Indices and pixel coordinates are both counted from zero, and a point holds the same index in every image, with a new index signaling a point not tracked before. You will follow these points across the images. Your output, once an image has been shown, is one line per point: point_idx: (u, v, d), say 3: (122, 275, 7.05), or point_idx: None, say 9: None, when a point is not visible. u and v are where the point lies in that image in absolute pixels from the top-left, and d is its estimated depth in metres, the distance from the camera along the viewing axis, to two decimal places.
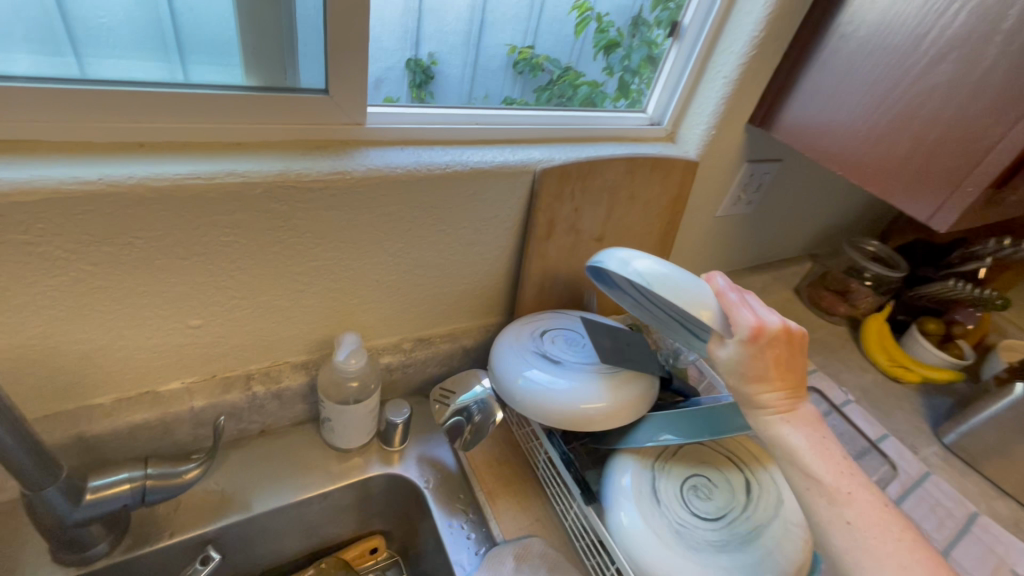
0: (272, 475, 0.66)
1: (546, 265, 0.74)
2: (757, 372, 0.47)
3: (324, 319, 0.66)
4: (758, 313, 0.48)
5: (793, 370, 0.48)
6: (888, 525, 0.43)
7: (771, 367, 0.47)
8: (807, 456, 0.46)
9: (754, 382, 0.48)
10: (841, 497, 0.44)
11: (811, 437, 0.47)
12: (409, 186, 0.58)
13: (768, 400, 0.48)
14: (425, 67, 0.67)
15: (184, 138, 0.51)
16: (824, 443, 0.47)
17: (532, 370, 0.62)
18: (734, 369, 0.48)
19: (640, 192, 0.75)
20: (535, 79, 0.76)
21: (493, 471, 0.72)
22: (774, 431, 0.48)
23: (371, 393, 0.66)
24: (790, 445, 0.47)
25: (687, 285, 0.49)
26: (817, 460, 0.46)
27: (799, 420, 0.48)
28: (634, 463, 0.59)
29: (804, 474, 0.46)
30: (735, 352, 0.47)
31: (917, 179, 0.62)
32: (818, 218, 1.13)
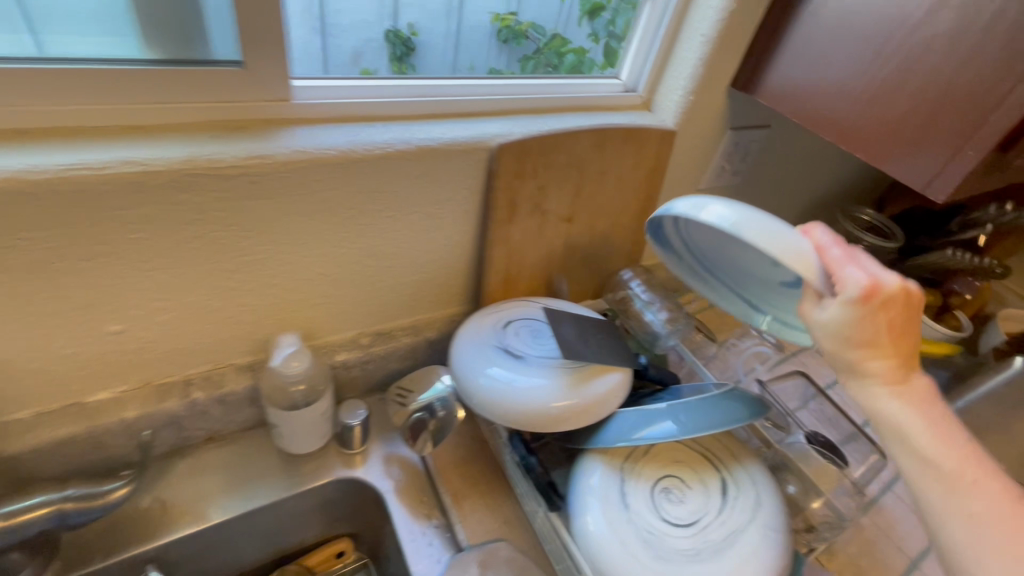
0: (222, 484, 0.62)
1: (510, 250, 0.68)
2: (864, 338, 0.43)
3: (266, 317, 0.60)
4: (867, 269, 0.42)
5: (906, 342, 0.43)
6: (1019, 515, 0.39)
7: (883, 333, 0.42)
8: (919, 433, 0.42)
9: (856, 349, 0.43)
10: (964, 484, 0.41)
11: (925, 415, 0.43)
12: (347, 169, 0.52)
13: (871, 367, 0.43)
14: (406, 39, 0.65)
15: (91, 122, 0.45)
16: (942, 424, 0.43)
17: (491, 367, 0.58)
18: (824, 329, 0.43)
19: (612, 167, 0.69)
20: (521, 48, 0.73)
21: (460, 471, 0.68)
22: (881, 403, 0.44)
23: (319, 396, 0.62)
24: (896, 419, 0.43)
25: (783, 235, 0.42)
26: (930, 442, 0.42)
27: (911, 392, 0.43)
28: (603, 465, 0.54)
29: (915, 452, 0.42)
30: (837, 314, 0.42)
31: (916, 147, 0.56)
32: (810, 188, 1.07)
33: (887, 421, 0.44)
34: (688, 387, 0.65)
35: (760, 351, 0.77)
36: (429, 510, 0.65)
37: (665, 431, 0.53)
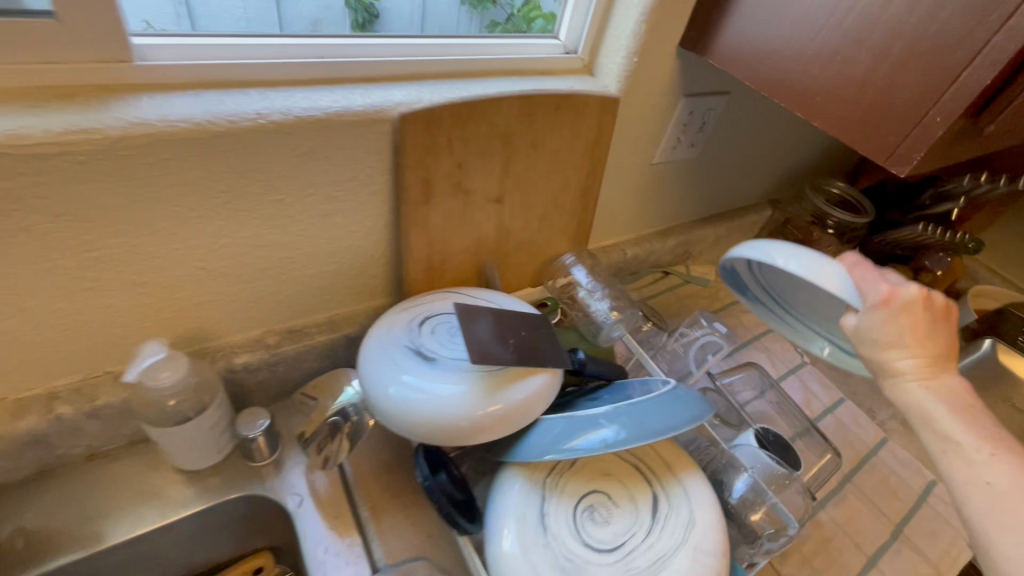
0: (105, 507, 0.55)
1: (431, 235, 0.60)
2: (891, 338, 0.45)
3: (139, 320, 0.52)
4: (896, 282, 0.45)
5: (938, 337, 0.46)
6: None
7: (908, 333, 0.45)
8: (943, 418, 0.44)
9: (889, 349, 0.45)
10: (981, 461, 0.42)
11: (955, 404, 0.44)
12: (206, 145, 0.43)
13: (904, 365, 0.45)
14: (368, 6, 0.59)
15: None
16: (967, 406, 0.44)
17: (398, 372, 0.50)
18: (868, 341, 0.46)
19: (544, 139, 0.61)
20: (488, 14, 0.66)
21: (380, 483, 0.61)
22: (908, 395, 0.45)
23: (206, 407, 0.54)
24: (927, 408, 0.45)
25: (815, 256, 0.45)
26: (959, 426, 0.43)
27: (910, 386, 0.45)
28: (525, 481, 0.48)
29: (945, 439, 0.44)
30: (867, 320, 0.45)
31: (879, 115, 0.49)
32: (777, 160, 0.99)
33: (915, 412, 0.45)
34: (631, 383, 0.59)
35: (711, 340, 0.69)
36: (342, 526, 0.57)
37: (594, 443, 0.47)
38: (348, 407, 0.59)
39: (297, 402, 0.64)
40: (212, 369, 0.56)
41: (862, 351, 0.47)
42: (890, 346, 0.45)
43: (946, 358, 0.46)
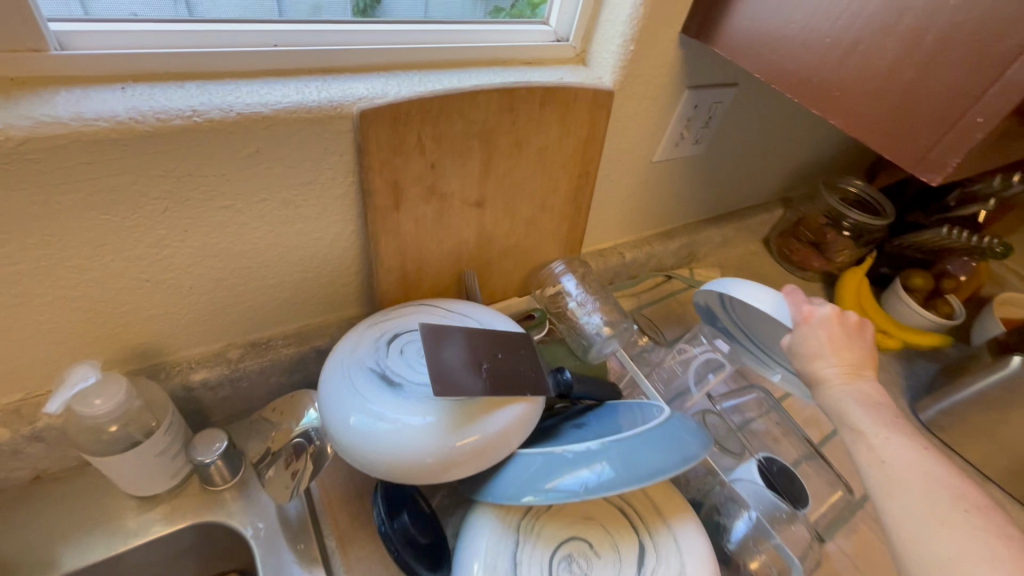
0: (48, 537, 0.51)
1: (404, 242, 0.55)
2: (813, 347, 0.49)
3: (78, 336, 0.47)
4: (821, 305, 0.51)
5: (855, 346, 0.49)
6: (932, 466, 0.41)
7: (828, 343, 0.48)
8: (852, 408, 0.46)
9: (813, 358, 0.49)
10: (880, 443, 0.43)
11: (867, 400, 0.46)
12: (136, 147, 0.39)
13: (824, 369, 0.48)
14: None
15: None
16: (880, 405, 0.46)
17: (359, 400, 0.45)
18: (801, 353, 0.49)
19: (529, 138, 0.55)
20: None
21: (349, 510, 0.56)
22: (828, 396, 0.48)
23: (151, 432, 0.49)
24: (839, 403, 0.47)
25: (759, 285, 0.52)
26: (867, 418, 0.45)
27: (828, 386, 0.48)
28: (496, 524, 0.43)
29: (851, 428, 0.45)
30: (797, 336, 0.50)
31: (905, 115, 0.42)
32: (790, 156, 0.92)
33: (833, 410, 0.47)
34: (623, 408, 0.53)
35: (711, 358, 0.65)
36: (304, 558, 0.53)
37: (575, 485, 0.41)
38: (314, 427, 0.55)
39: (252, 419, 0.59)
40: (161, 390, 0.51)
41: (797, 369, 0.51)
42: (817, 357, 0.48)
43: (864, 367, 0.48)
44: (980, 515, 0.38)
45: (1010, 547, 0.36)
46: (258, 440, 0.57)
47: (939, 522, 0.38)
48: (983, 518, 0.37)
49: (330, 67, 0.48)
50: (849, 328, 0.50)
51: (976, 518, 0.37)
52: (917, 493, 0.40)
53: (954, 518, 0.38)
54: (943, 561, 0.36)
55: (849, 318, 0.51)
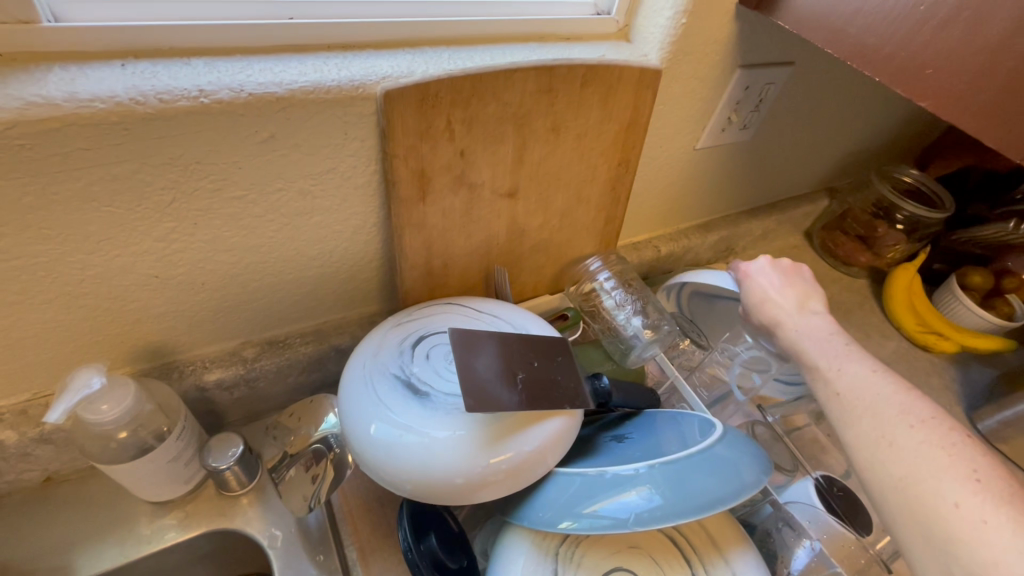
0: (61, 541, 0.49)
1: (430, 235, 0.51)
2: (756, 296, 0.51)
3: (85, 334, 0.44)
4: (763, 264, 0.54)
5: (796, 288, 0.50)
6: (882, 387, 0.40)
7: (768, 291, 0.51)
8: (805, 345, 0.46)
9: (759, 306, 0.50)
10: (834, 376, 0.42)
11: (818, 336, 0.46)
12: (138, 131, 0.35)
13: (779, 314, 0.49)
14: None
15: None
16: (832, 338, 0.45)
17: (381, 412, 0.41)
18: (755, 304, 0.51)
19: (567, 122, 0.50)
20: None
21: (370, 520, 0.52)
22: (784, 338, 0.48)
23: (162, 437, 0.46)
24: (793, 343, 0.47)
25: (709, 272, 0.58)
26: (818, 352, 0.45)
27: (781, 327, 0.48)
28: (531, 551, 0.39)
29: (807, 366, 0.45)
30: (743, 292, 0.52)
31: (1014, 96, 0.36)
32: (842, 142, 0.85)
33: (791, 351, 0.47)
34: (667, 419, 0.48)
35: (752, 355, 0.56)
36: (324, 568, 0.50)
37: (622, 512, 0.37)
38: (332, 433, 0.52)
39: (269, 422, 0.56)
40: (170, 394, 0.47)
41: (755, 324, 0.51)
42: (771, 303, 0.50)
43: (814, 304, 0.49)
44: (925, 425, 0.36)
45: (955, 455, 0.34)
46: (275, 447, 0.54)
47: (885, 442, 0.36)
48: (929, 431, 0.36)
49: (352, 43, 0.43)
50: (786, 270, 0.52)
51: (921, 431, 0.36)
52: (867, 417, 0.38)
53: (902, 436, 0.36)
54: (895, 480, 0.35)
55: (786, 264, 0.53)
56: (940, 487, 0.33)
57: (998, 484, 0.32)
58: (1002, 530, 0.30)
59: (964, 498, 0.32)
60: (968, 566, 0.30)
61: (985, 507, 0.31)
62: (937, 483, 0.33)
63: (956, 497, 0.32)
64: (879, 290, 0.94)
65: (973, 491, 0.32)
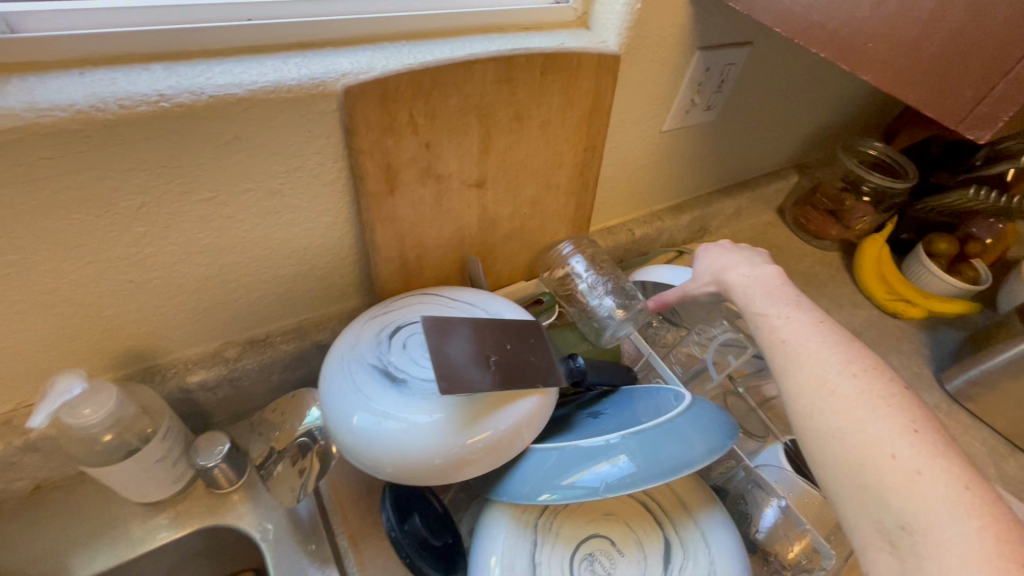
0: (56, 545, 0.50)
1: (402, 228, 0.52)
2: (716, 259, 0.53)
3: (61, 341, 0.45)
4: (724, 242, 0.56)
5: (755, 257, 0.52)
6: (826, 337, 0.41)
7: (728, 255, 0.53)
8: (758, 298, 0.47)
9: (716, 266, 0.52)
10: (781, 325, 0.43)
11: (770, 290, 0.47)
12: (101, 139, 0.35)
13: (733, 275, 0.50)
14: None
15: None
16: (783, 293, 0.46)
17: (361, 399, 0.43)
18: (712, 271, 0.52)
19: (530, 111, 0.51)
20: None
21: (360, 509, 0.54)
22: (739, 293, 0.49)
23: (146, 439, 0.47)
24: (746, 296, 0.48)
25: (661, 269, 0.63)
26: (770, 303, 0.46)
27: (735, 287, 0.50)
28: (510, 524, 0.40)
29: (755, 315, 0.46)
30: (704, 257, 0.55)
31: (950, 66, 0.37)
32: (806, 119, 0.87)
33: (744, 303, 0.48)
34: (640, 393, 0.50)
35: (728, 338, 0.58)
36: (316, 555, 0.51)
37: (594, 481, 0.39)
38: (315, 426, 0.53)
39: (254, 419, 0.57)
40: (152, 398, 0.48)
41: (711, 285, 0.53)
42: (726, 269, 0.51)
43: (766, 263, 0.51)
44: (867, 378, 0.37)
45: (894, 406, 0.35)
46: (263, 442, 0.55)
47: (828, 392, 0.37)
48: (869, 380, 0.37)
49: (309, 41, 0.44)
50: (747, 248, 0.54)
51: (862, 380, 0.37)
52: (812, 366, 0.39)
53: (843, 384, 0.37)
54: (833, 428, 0.36)
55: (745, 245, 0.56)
56: (879, 437, 0.34)
57: (933, 436, 0.33)
58: (934, 481, 0.31)
59: (899, 449, 0.33)
60: (898, 512, 0.32)
61: (921, 457, 0.32)
62: (876, 435, 0.34)
63: (893, 449, 0.33)
64: (850, 261, 0.96)
65: (911, 444, 0.33)
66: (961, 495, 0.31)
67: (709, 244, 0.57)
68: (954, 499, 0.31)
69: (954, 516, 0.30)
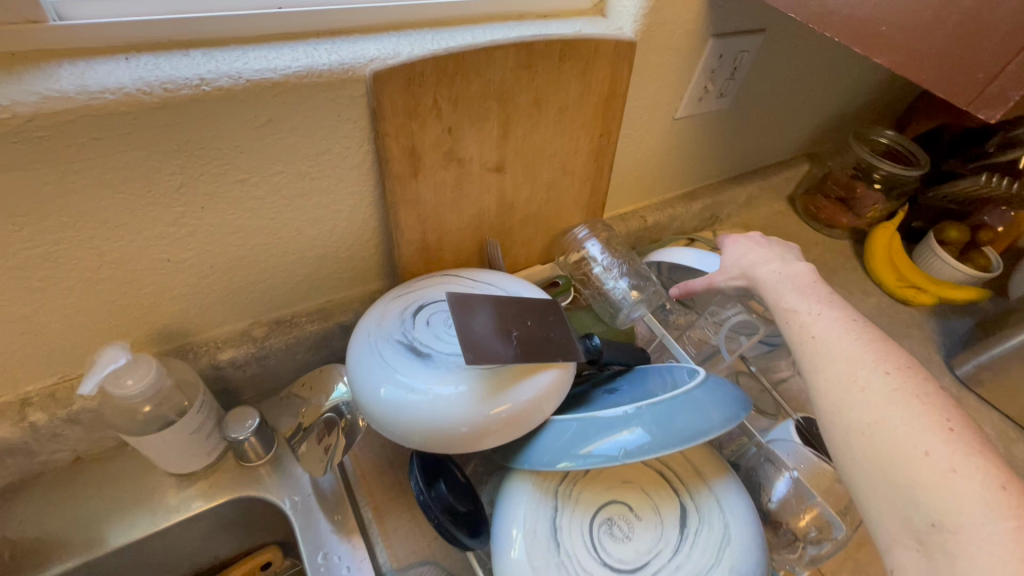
0: (98, 513, 0.52)
1: (424, 211, 0.53)
2: (745, 254, 0.54)
3: (102, 317, 0.47)
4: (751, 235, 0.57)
5: (785, 253, 0.54)
6: (856, 335, 0.42)
7: (757, 251, 0.54)
8: (789, 295, 0.48)
9: (746, 263, 0.54)
10: (812, 321, 0.44)
11: (801, 287, 0.48)
12: (146, 121, 0.37)
13: (763, 271, 0.52)
14: None
15: None
16: (814, 290, 0.48)
17: (389, 372, 0.44)
18: (741, 266, 0.54)
19: (549, 96, 0.53)
20: None
21: (384, 483, 0.56)
22: (769, 289, 0.50)
23: (183, 412, 0.49)
24: (775, 292, 0.50)
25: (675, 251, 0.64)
26: (800, 300, 0.47)
27: (765, 282, 0.51)
28: (532, 489, 0.42)
29: (787, 313, 0.47)
30: (731, 250, 0.56)
31: (962, 48, 0.38)
32: (817, 107, 0.88)
33: (774, 300, 0.49)
34: (654, 371, 0.52)
35: (739, 318, 0.58)
36: (342, 525, 0.54)
37: (613, 449, 0.41)
38: (342, 402, 0.55)
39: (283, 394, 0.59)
40: (186, 373, 0.50)
41: (741, 280, 0.54)
42: (756, 264, 0.53)
43: (797, 260, 0.52)
44: (901, 377, 0.38)
45: (929, 405, 0.36)
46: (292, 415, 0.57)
47: (860, 389, 0.38)
48: (903, 379, 0.38)
49: (337, 28, 0.45)
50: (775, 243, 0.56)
51: (895, 379, 0.38)
52: (844, 363, 0.40)
53: (875, 381, 0.38)
54: (864, 424, 0.37)
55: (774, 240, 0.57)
56: (914, 435, 0.35)
57: (969, 435, 0.34)
58: (969, 478, 0.32)
59: (934, 447, 0.34)
60: (929, 509, 0.32)
61: (955, 456, 0.33)
62: (908, 432, 0.35)
63: (927, 446, 0.34)
64: (861, 249, 0.97)
65: (945, 441, 0.34)
66: (997, 496, 0.31)
67: (737, 236, 0.58)
68: (988, 498, 0.31)
69: (986, 514, 0.31)
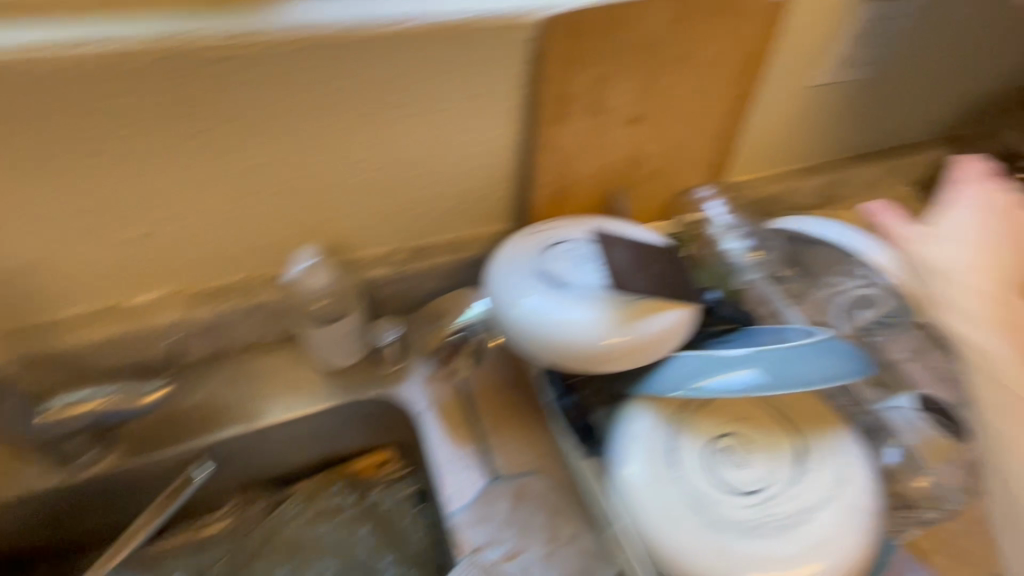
0: (264, 391, 0.61)
1: (562, 156, 0.57)
2: (948, 258, 0.45)
3: (286, 226, 0.55)
4: (963, 220, 0.46)
5: (994, 254, 0.44)
6: None
7: (964, 255, 0.45)
8: (974, 315, 0.43)
9: (941, 270, 0.45)
10: (995, 362, 0.42)
11: (987, 306, 0.43)
12: (355, 52, 0.44)
13: (954, 285, 0.44)
14: None
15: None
16: (1002, 310, 0.43)
17: (529, 295, 0.50)
18: (931, 270, 0.45)
19: (696, 52, 0.54)
20: None
21: (498, 401, 0.62)
22: (946, 304, 0.44)
23: (346, 312, 0.57)
24: (946, 315, 0.44)
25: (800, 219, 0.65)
26: (985, 326, 0.42)
27: (944, 296, 0.44)
28: (653, 412, 0.46)
29: (967, 343, 0.43)
30: (927, 244, 0.47)
31: None
32: (967, 87, 0.82)
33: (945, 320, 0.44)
34: (765, 331, 0.54)
35: (862, 294, 0.61)
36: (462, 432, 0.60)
37: (726, 387, 0.44)
38: (468, 323, 0.60)
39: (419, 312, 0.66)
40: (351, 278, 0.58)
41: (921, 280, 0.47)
42: (950, 271, 0.44)
43: (999, 267, 0.44)
44: None
45: None
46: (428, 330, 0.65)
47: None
48: None
49: None
50: (992, 234, 0.45)
51: None
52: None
53: None
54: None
55: (996, 222, 0.46)
56: None
57: None
58: None
59: None
60: None
61: None
62: None
63: None
64: None
65: None
66: None
67: (954, 215, 0.47)
68: None
69: None
